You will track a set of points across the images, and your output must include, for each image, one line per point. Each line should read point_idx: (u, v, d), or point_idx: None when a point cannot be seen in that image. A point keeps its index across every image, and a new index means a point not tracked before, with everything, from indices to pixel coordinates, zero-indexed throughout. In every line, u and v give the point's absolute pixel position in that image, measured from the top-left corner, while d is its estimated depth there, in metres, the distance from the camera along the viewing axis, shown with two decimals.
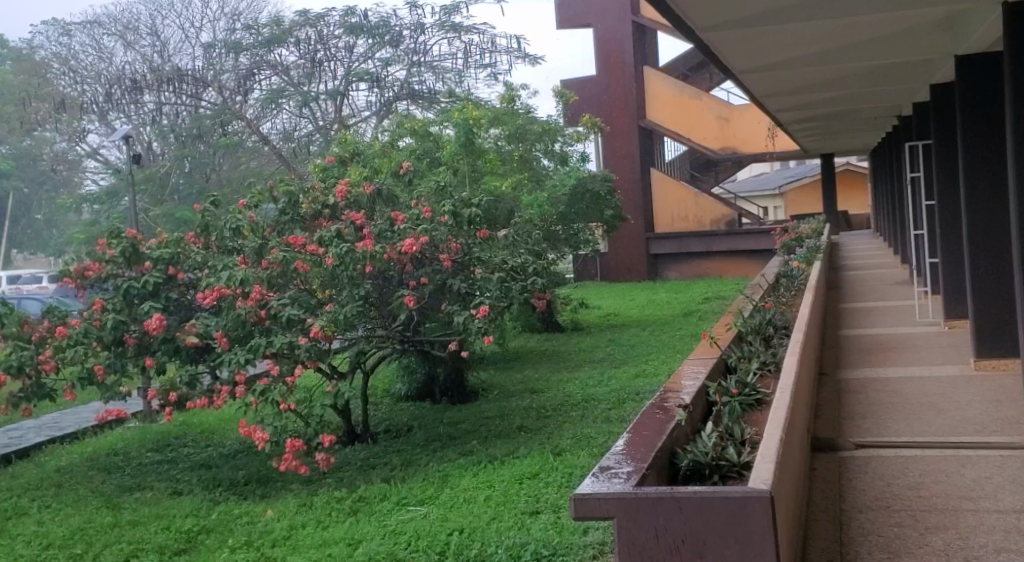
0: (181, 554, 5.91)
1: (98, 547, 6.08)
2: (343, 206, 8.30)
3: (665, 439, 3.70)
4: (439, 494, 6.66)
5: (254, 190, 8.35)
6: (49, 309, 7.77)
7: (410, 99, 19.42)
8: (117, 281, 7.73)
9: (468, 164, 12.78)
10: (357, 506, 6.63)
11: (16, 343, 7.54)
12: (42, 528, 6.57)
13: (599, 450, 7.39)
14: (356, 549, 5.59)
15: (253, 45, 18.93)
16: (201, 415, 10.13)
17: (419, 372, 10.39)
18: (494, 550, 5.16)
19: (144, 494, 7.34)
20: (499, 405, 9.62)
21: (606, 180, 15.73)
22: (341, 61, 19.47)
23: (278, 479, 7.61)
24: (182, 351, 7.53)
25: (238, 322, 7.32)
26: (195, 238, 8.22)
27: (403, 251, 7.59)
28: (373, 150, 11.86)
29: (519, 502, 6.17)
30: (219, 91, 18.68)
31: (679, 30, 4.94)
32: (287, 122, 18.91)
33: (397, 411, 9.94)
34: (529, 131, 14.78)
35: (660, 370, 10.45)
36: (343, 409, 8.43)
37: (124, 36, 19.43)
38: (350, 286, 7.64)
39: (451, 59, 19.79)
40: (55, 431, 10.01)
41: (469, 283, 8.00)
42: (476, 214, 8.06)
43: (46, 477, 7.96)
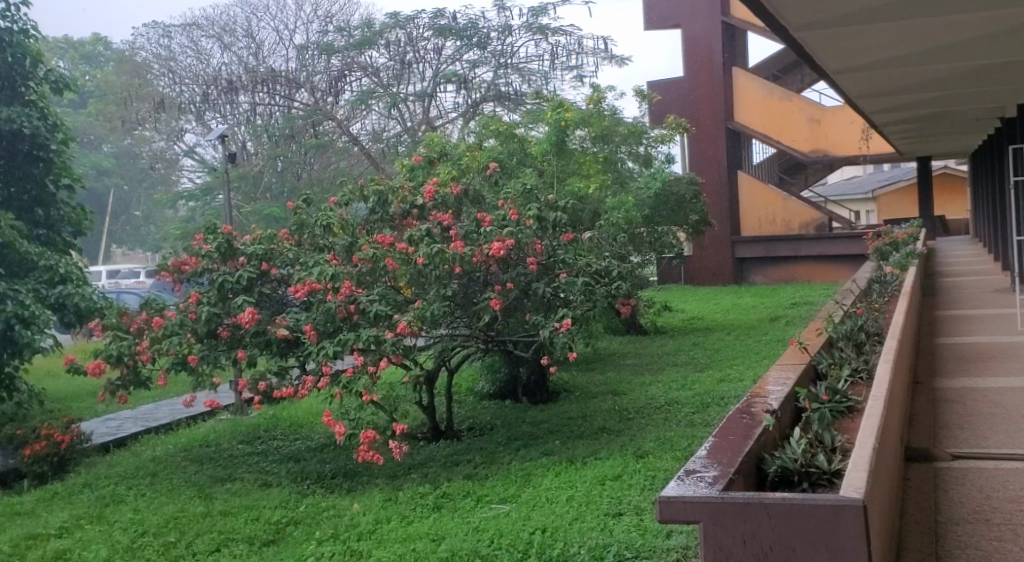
0: (270, 545, 6.06)
1: (191, 536, 6.26)
2: (430, 206, 8.40)
3: (752, 444, 3.67)
4: (521, 493, 6.68)
5: (346, 187, 8.51)
6: (148, 301, 8.10)
7: (496, 100, 19.52)
8: (211, 275, 7.97)
9: (556, 164, 12.99)
10: (441, 502, 6.70)
11: (116, 333, 7.94)
12: (138, 515, 6.79)
13: (683, 453, 7.34)
14: (440, 545, 5.65)
15: (345, 47, 19.09)
16: (290, 408, 10.35)
17: (503, 370, 10.50)
18: (576, 551, 5.20)
19: (235, 485, 7.53)
20: (581, 406, 9.61)
21: (692, 183, 15.61)
22: (430, 63, 19.50)
23: (364, 474, 7.72)
24: (272, 344, 7.69)
25: (329, 316, 7.49)
26: (288, 235, 8.45)
27: (490, 254, 7.66)
28: (460, 150, 11.93)
29: (602, 503, 6.17)
30: (311, 92, 19.03)
31: (773, 30, 4.88)
32: (376, 123, 19.39)
33: (480, 409, 10.01)
34: (614, 133, 14.66)
35: (745, 375, 10.28)
36: (428, 407, 8.52)
37: (221, 39, 20.06)
38: (437, 285, 7.73)
39: (537, 60, 19.77)
40: (150, 422, 10.33)
41: (554, 286, 8.05)
42: (562, 218, 8.10)
43: (142, 466, 8.23)
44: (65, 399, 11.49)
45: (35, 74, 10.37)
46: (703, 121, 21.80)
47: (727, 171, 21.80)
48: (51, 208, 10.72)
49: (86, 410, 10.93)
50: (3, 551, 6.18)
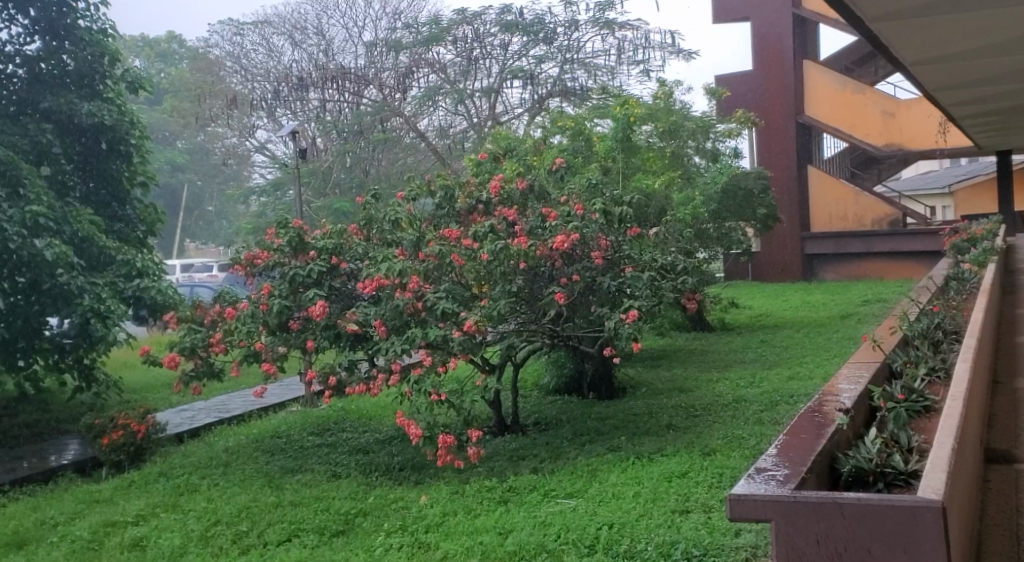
0: (340, 536, 6.15)
1: (262, 526, 6.37)
2: (496, 202, 8.44)
3: (825, 443, 3.66)
4: (588, 488, 6.68)
5: (413, 183, 8.56)
6: (221, 295, 8.34)
7: (561, 96, 19.45)
8: (282, 268, 8.09)
9: (624, 161, 12.75)
10: (507, 496, 6.73)
11: (190, 325, 8.18)
12: (211, 504, 6.94)
13: (751, 451, 7.24)
14: (507, 539, 5.68)
15: (414, 43, 19.16)
16: (359, 401, 10.45)
17: (568, 366, 10.49)
18: (643, 547, 5.23)
19: (305, 476, 7.66)
20: (647, 403, 9.57)
21: (760, 177, 15.43)
22: (496, 59, 19.63)
23: (430, 467, 7.79)
24: (341, 337, 7.80)
25: (396, 312, 7.55)
26: (357, 230, 8.55)
27: (554, 249, 7.69)
28: (526, 145, 11.99)
29: (669, 500, 6.13)
30: (380, 89, 19.06)
31: (846, 22, 4.80)
32: (443, 119, 19.47)
33: (545, 404, 10.04)
34: (683, 127, 14.49)
35: (815, 374, 10.13)
36: (494, 402, 8.57)
37: (292, 36, 20.46)
38: (502, 282, 7.79)
39: (604, 55, 19.68)
40: (223, 413, 10.55)
41: (619, 280, 7.97)
42: (628, 214, 7.95)
43: (215, 456, 8.42)
44: (141, 390, 11.81)
45: (112, 72, 10.63)
46: (772, 115, 21.52)
47: (796, 165, 21.50)
48: (127, 205, 11.04)
49: (161, 401, 11.21)
50: (82, 538, 6.37)
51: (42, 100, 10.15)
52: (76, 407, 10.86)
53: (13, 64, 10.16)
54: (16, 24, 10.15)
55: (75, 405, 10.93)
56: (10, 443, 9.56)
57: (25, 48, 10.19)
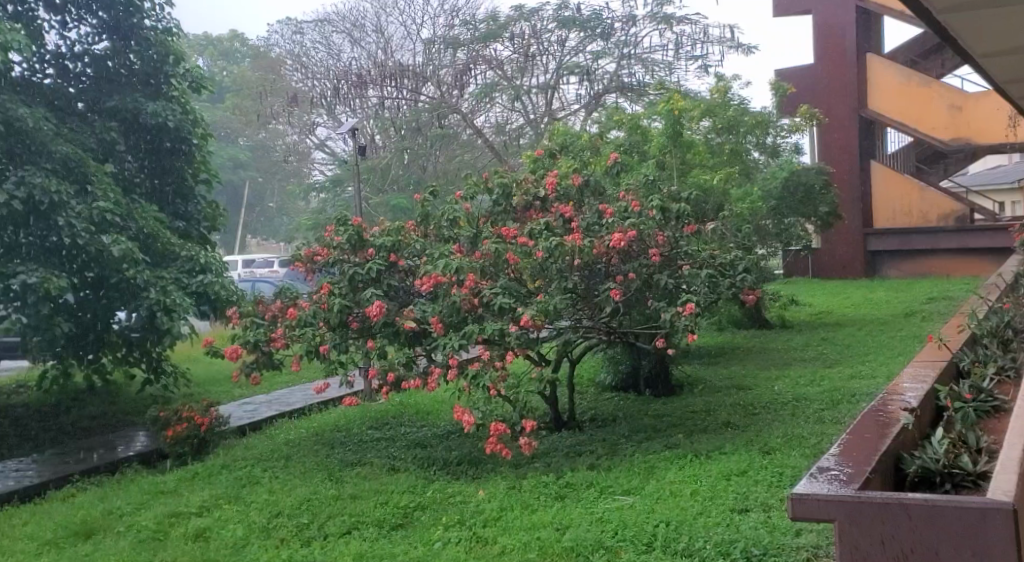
0: (399, 530, 6.22)
1: (323, 518, 6.46)
2: (552, 198, 8.45)
3: (890, 444, 3.79)
4: (645, 486, 6.65)
5: (470, 180, 8.62)
6: (282, 290, 8.47)
7: (619, 91, 19.53)
8: (342, 265, 8.17)
9: (678, 157, 12.58)
10: (564, 491, 6.73)
11: (253, 318, 8.33)
12: (273, 496, 7.05)
13: (812, 451, 7.15)
14: (565, 534, 5.69)
15: (470, 40, 19.35)
16: (417, 396, 10.56)
17: (624, 363, 10.46)
18: (701, 545, 5.22)
19: (364, 469, 7.76)
20: (704, 400, 9.51)
21: (821, 173, 15.20)
22: (554, 55, 19.56)
23: (487, 461, 7.82)
24: (400, 334, 7.81)
25: (454, 309, 7.60)
26: (414, 227, 8.63)
27: (611, 246, 7.67)
28: (582, 141, 12.00)
29: (728, 499, 6.08)
30: (437, 86, 19.04)
31: (913, 14, 4.72)
32: (500, 115, 19.61)
33: (601, 401, 10.00)
34: (742, 123, 14.08)
35: (877, 372, 9.97)
36: (550, 397, 8.58)
37: (351, 34, 20.68)
38: (559, 279, 7.77)
39: (661, 50, 19.27)
40: (284, 406, 10.70)
41: (677, 278, 7.91)
42: (685, 210, 8.02)
43: (277, 449, 8.56)
44: (205, 383, 12.07)
45: (176, 71, 10.81)
46: (834, 109, 21.17)
47: (858, 160, 21.14)
48: (190, 202, 11.17)
49: (224, 394, 11.40)
50: (148, 528, 6.51)
51: (110, 99, 10.40)
52: (142, 400, 11.10)
53: (82, 63, 10.43)
54: (85, 24, 10.38)
55: (142, 398, 11.18)
56: (79, 434, 9.82)
57: (93, 48, 10.44)
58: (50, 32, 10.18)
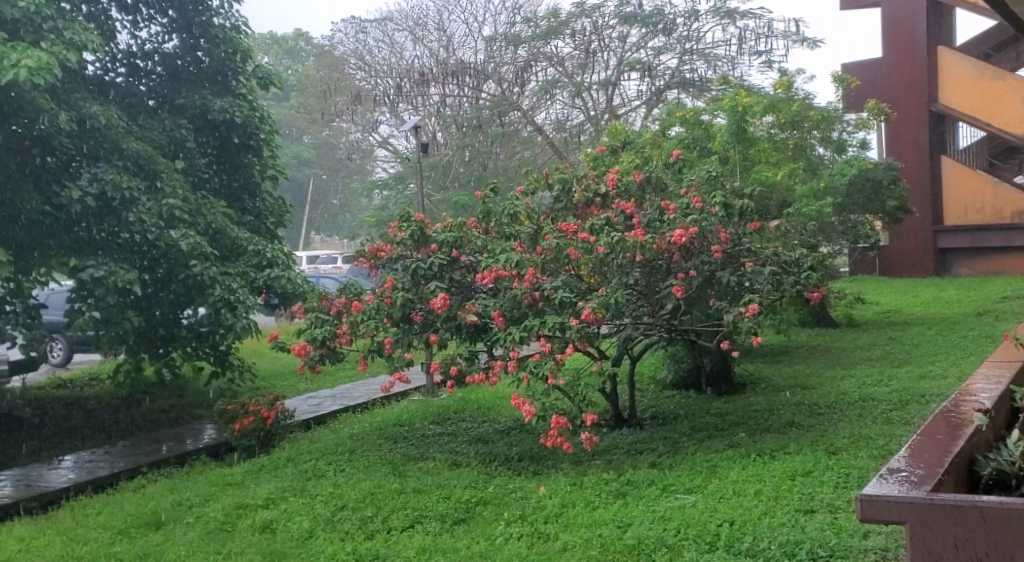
0: (461, 524, 6.26)
1: (386, 512, 6.52)
2: (613, 195, 8.39)
3: (962, 445, 3.81)
4: (707, 485, 6.59)
5: (531, 177, 8.69)
6: (346, 286, 8.54)
7: (680, 88, 19.20)
8: (405, 261, 8.27)
9: (742, 153, 12.40)
10: (625, 489, 6.70)
11: (317, 313, 8.44)
12: (338, 489, 7.14)
13: (880, 452, 7.03)
14: (626, 531, 5.68)
15: (532, 37, 19.28)
16: (478, 391, 10.60)
17: (686, 362, 10.34)
18: (766, 545, 5.18)
19: (426, 463, 7.82)
20: (769, 399, 9.40)
21: (889, 169, 14.91)
22: (615, 51, 19.40)
23: (548, 457, 7.83)
24: (462, 328, 7.90)
25: (515, 303, 7.62)
26: (476, 224, 8.66)
27: (673, 242, 7.56)
28: (643, 137, 11.94)
29: (792, 499, 6.00)
30: (498, 83, 19.48)
31: (989, 5, 4.63)
32: (561, 112, 19.55)
33: (662, 398, 9.95)
34: (806, 118, 13.83)
35: (948, 372, 9.75)
36: (611, 395, 8.55)
37: (413, 32, 20.95)
38: (619, 274, 7.71)
39: (725, 45, 18.96)
40: (348, 401, 10.83)
41: (740, 274, 7.80)
42: (749, 207, 7.88)
43: (341, 443, 8.67)
44: (271, 377, 12.27)
45: (245, 68, 11.01)
46: (904, 103, 20.74)
47: (928, 154, 20.66)
48: (257, 198, 11.39)
49: (289, 388, 11.59)
50: (216, 519, 6.64)
51: (180, 97, 10.62)
52: (210, 393, 11.33)
53: (153, 61, 10.67)
54: (155, 23, 10.61)
55: (210, 391, 11.41)
56: (150, 426, 10.06)
57: (163, 47, 10.66)
58: (122, 31, 10.43)
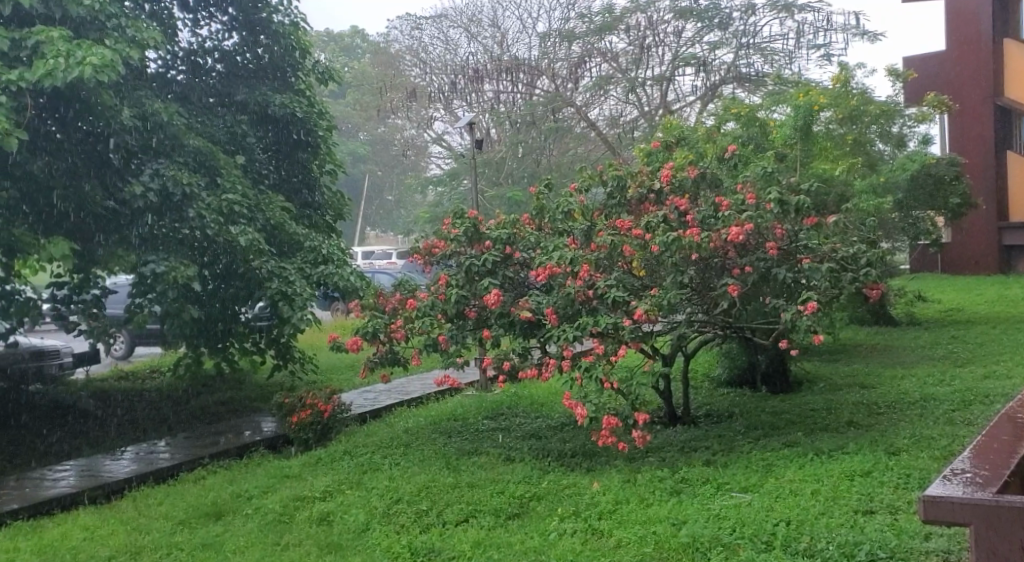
0: (515, 519, 6.27)
1: (441, 505, 6.55)
2: (667, 191, 8.29)
3: None
4: (763, 483, 6.51)
5: (585, 173, 8.68)
6: (401, 283, 8.63)
7: (736, 82, 18.87)
8: (459, 258, 8.31)
9: (801, 149, 12.24)
10: (679, 487, 6.66)
11: (374, 311, 8.55)
12: (393, 482, 7.20)
13: (942, 453, 6.89)
14: (681, 530, 5.64)
15: (586, 33, 19.20)
16: (531, 387, 10.60)
17: (742, 359, 10.23)
18: (823, 546, 5.12)
19: (481, 458, 7.85)
20: (827, 397, 9.27)
21: (952, 164, 14.61)
22: (670, 46, 19.10)
23: (602, 454, 7.81)
24: (515, 325, 7.89)
25: (568, 301, 7.61)
26: (530, 220, 8.66)
27: (729, 240, 7.47)
28: (698, 132, 11.85)
29: (851, 499, 5.91)
30: (552, 79, 19.75)
31: None
32: (614, 108, 19.62)
33: (716, 396, 9.86)
34: (867, 112, 13.58)
35: (1014, 373, 9.52)
36: (665, 392, 8.49)
37: (468, 28, 21.14)
38: (673, 272, 7.67)
39: (782, 39, 18.57)
40: (403, 395, 10.92)
41: (797, 272, 7.70)
42: (806, 203, 7.66)
43: (396, 436, 8.74)
44: (328, 371, 12.42)
45: (303, 64, 11.14)
46: (967, 97, 20.30)
47: (993, 148, 20.16)
48: (316, 192, 11.52)
49: (345, 382, 11.71)
50: (273, 511, 6.73)
51: (239, 93, 10.77)
52: (268, 386, 11.50)
53: (212, 58, 10.84)
54: (215, 21, 10.78)
55: (269, 384, 11.60)
56: (209, 418, 10.24)
57: (223, 44, 10.82)
58: (184, 29, 10.61)
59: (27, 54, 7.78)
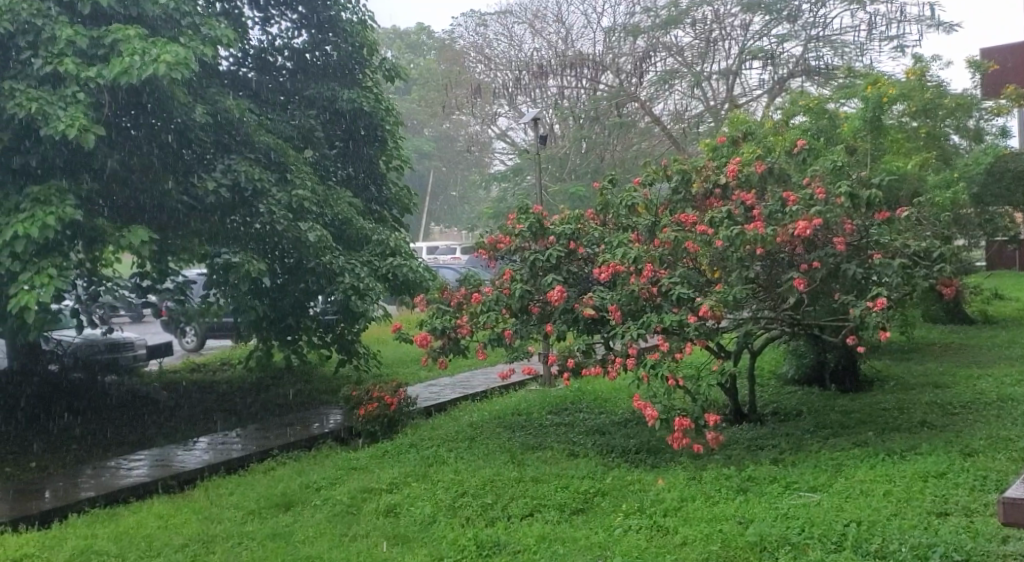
0: (579, 514, 6.26)
1: (505, 500, 6.57)
2: (733, 186, 8.17)
3: None
4: (832, 483, 6.40)
5: (650, 168, 8.62)
6: (466, 278, 8.66)
7: (805, 76, 18.46)
8: (523, 254, 8.32)
9: (872, 143, 11.98)
10: (746, 485, 6.57)
11: (438, 305, 8.55)
12: (459, 476, 7.24)
13: (1020, 455, 6.71)
14: (748, 528, 5.58)
15: (651, 27, 19.04)
16: (594, 383, 10.58)
17: (809, 357, 10.07)
18: (897, 548, 5.04)
19: (545, 453, 7.84)
20: (899, 397, 9.07)
21: None
22: (737, 40, 18.97)
23: (667, 451, 7.75)
24: (580, 322, 7.86)
25: (632, 298, 7.51)
26: (594, 216, 8.61)
27: (796, 234, 7.32)
28: (765, 126, 11.73)
29: (924, 500, 5.78)
30: (616, 74, 19.76)
31: None
32: (679, 103, 19.36)
33: (784, 394, 9.71)
34: (940, 106, 13.29)
35: None
36: (731, 389, 8.39)
37: (532, 25, 20.94)
38: (740, 268, 7.55)
39: (853, 31, 18.10)
40: (468, 389, 10.97)
41: (867, 268, 7.55)
42: (876, 198, 7.53)
43: (461, 430, 8.78)
44: (394, 365, 12.55)
45: (370, 62, 11.32)
46: None
47: None
48: (383, 187, 11.65)
49: (410, 376, 11.82)
50: (342, 502, 6.82)
51: (308, 89, 10.93)
52: (336, 380, 11.65)
53: (283, 56, 10.99)
54: (286, 19, 10.94)
55: (335, 377, 11.76)
56: (278, 410, 10.41)
57: (293, 42, 10.98)
58: (254, 28, 10.77)
59: (105, 51, 7.97)
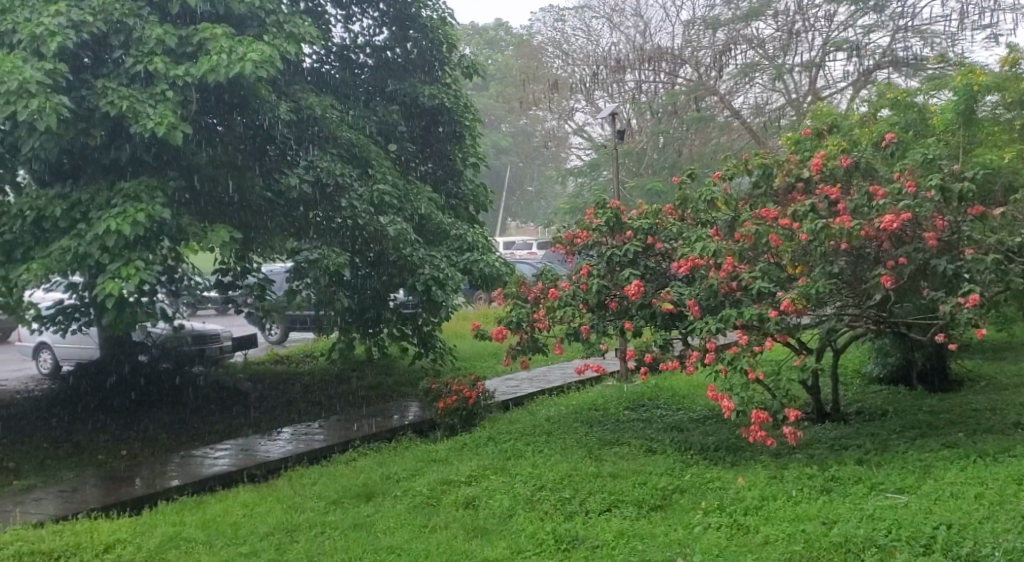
0: (658, 511, 6.20)
1: (583, 494, 6.54)
2: (817, 180, 8.02)
3: None
4: (921, 485, 6.22)
5: (730, 162, 8.40)
6: (543, 272, 8.64)
7: (892, 67, 17.81)
8: (601, 248, 8.27)
9: (962, 137, 11.70)
10: (830, 485, 6.43)
11: (515, 300, 8.60)
12: (537, 469, 7.24)
13: None
14: (833, 529, 5.46)
15: (731, 20, 18.87)
16: (673, 379, 10.48)
17: (895, 355, 9.82)
18: (989, 552, 4.94)
19: (622, 449, 7.78)
20: (990, 397, 8.78)
21: None
22: (821, 31, 18.45)
23: (748, 449, 7.62)
24: (657, 316, 7.77)
25: (712, 293, 7.43)
26: (672, 210, 8.51)
27: (882, 228, 7.12)
28: (850, 119, 11.49)
29: (1018, 504, 5.58)
30: (695, 66, 19.21)
31: None
32: (760, 96, 19.26)
33: (868, 393, 9.48)
34: None
35: None
36: (813, 387, 8.22)
37: (611, 18, 21.37)
38: (823, 262, 7.37)
39: (943, 21, 17.34)
40: (544, 384, 10.96)
41: (958, 263, 7.28)
42: (968, 190, 7.26)
43: (538, 425, 8.78)
44: (471, 358, 12.63)
45: (449, 58, 11.40)
46: None
47: None
48: (461, 182, 11.68)
49: (488, 370, 11.86)
50: (421, 493, 6.87)
51: (389, 86, 11.05)
52: (415, 372, 11.77)
53: (364, 54, 11.12)
54: (367, 16, 11.05)
55: (414, 370, 11.87)
56: (359, 402, 10.54)
57: (374, 39, 11.10)
58: (336, 26, 10.91)
59: (193, 49, 8.15)
